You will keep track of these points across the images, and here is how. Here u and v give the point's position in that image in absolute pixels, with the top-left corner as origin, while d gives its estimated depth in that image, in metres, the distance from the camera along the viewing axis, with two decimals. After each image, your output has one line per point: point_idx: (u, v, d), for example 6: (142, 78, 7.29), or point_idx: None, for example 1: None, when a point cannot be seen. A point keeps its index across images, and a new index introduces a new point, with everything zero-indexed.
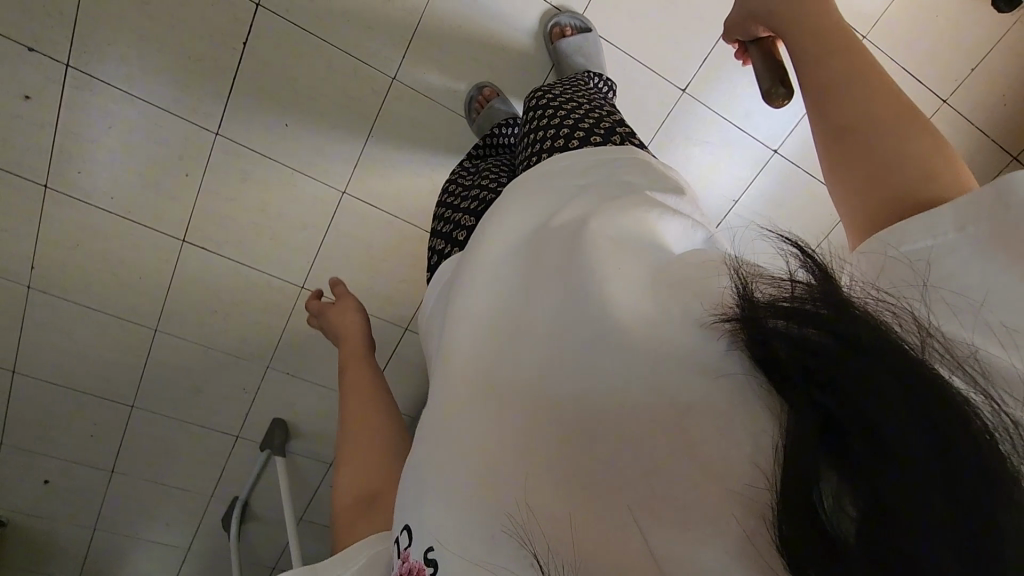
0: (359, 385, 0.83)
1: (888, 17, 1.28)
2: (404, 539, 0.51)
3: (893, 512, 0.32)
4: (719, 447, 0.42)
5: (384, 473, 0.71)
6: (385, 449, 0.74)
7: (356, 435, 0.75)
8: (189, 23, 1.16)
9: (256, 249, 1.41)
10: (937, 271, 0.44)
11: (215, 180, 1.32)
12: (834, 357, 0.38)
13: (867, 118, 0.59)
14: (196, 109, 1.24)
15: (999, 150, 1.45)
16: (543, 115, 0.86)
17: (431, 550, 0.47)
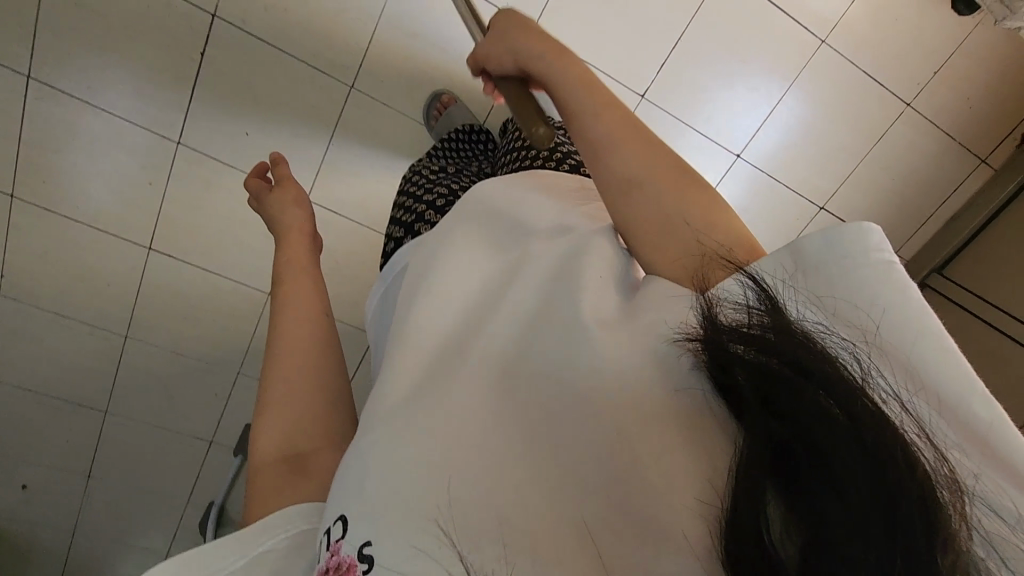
0: (301, 308, 0.69)
1: (848, 21, 1.28)
2: (335, 530, 0.44)
3: (836, 553, 0.29)
4: (688, 473, 0.38)
5: (322, 430, 0.61)
6: (323, 401, 0.63)
7: (292, 379, 0.64)
8: (147, 36, 1.18)
9: (222, 256, 1.42)
10: (834, 290, 0.39)
11: (179, 189, 1.33)
12: (788, 387, 0.35)
13: (631, 165, 0.54)
14: (157, 119, 1.25)
15: (966, 152, 1.45)
16: (537, 140, 0.90)
17: (366, 545, 0.41)
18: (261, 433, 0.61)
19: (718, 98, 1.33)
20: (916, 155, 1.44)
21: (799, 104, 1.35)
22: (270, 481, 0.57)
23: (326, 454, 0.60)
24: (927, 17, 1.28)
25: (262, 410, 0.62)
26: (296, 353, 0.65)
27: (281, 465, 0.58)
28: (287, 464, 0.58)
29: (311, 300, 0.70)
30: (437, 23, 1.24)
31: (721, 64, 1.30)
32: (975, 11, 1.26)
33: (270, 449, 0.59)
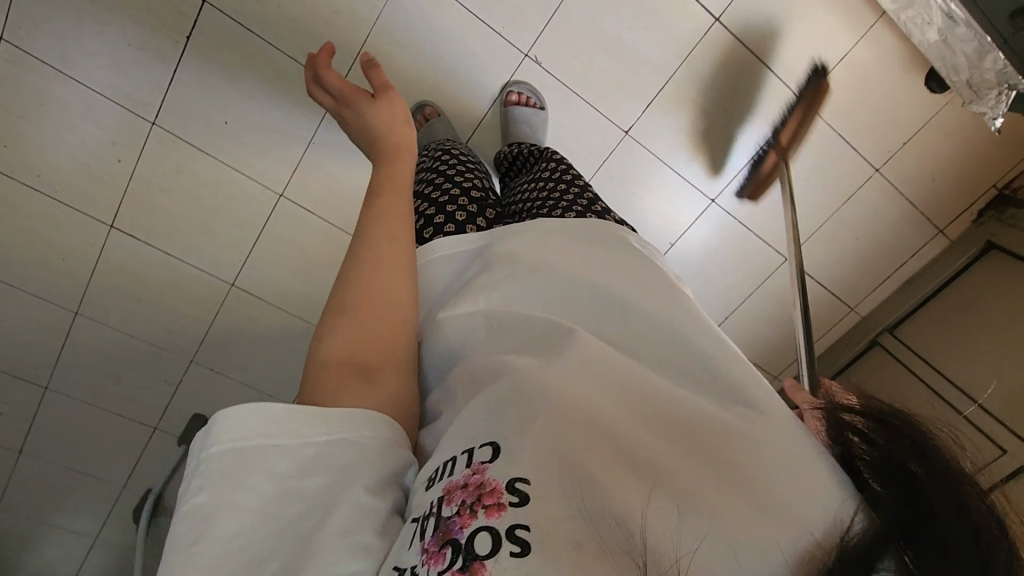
0: (389, 223, 0.68)
1: (828, 84, 1.32)
2: (481, 453, 0.47)
3: None
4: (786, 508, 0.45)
5: (395, 351, 0.60)
6: (403, 318, 0.62)
7: (372, 287, 0.62)
8: (133, 11, 1.15)
9: (188, 242, 1.38)
10: None
11: (149, 170, 1.29)
12: (905, 463, 0.45)
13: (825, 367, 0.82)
14: (133, 97, 1.21)
15: (925, 220, 1.51)
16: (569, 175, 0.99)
17: (519, 481, 0.43)
18: (332, 327, 0.59)
19: (699, 142, 1.37)
20: (878, 219, 1.50)
21: None
22: (339, 377, 0.55)
23: (393, 373, 0.58)
24: (903, 90, 1.34)
25: (334, 308, 0.60)
26: (396, 265, 0.64)
27: (347, 365, 0.56)
28: (354, 367, 0.56)
29: (402, 215, 0.69)
30: (432, 38, 1.22)
31: (704, 110, 1.33)
32: (946, 89, 1.31)
33: (341, 346, 0.57)
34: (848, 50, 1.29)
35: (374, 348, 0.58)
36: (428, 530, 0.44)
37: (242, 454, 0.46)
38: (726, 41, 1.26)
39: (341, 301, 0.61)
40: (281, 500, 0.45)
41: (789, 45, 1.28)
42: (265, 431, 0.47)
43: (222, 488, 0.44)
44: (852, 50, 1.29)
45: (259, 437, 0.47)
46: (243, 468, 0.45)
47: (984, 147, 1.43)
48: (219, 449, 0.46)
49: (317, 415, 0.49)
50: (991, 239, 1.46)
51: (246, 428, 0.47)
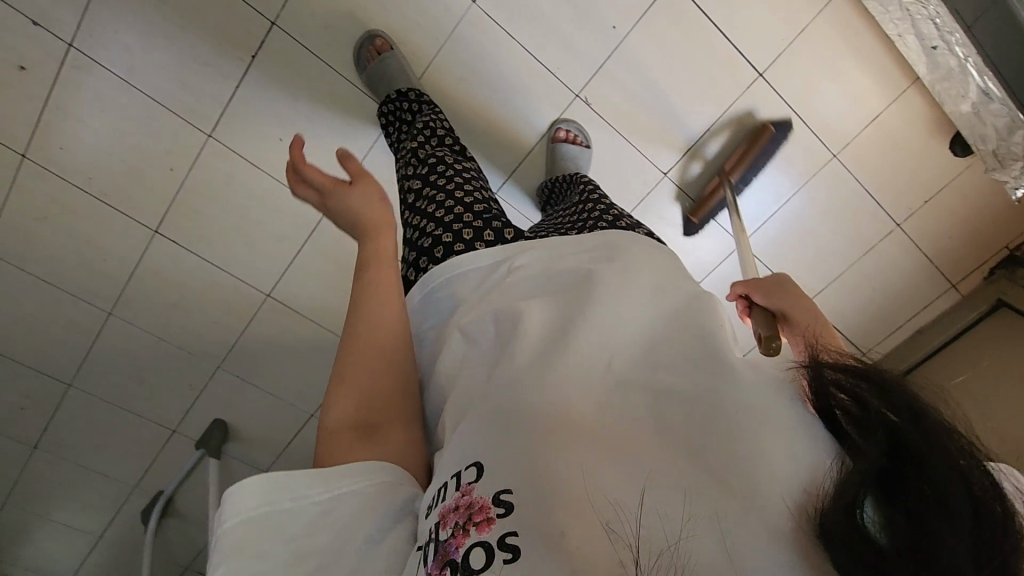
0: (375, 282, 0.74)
1: (858, 143, 1.38)
2: (467, 474, 0.49)
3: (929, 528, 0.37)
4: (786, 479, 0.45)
5: (387, 399, 0.67)
6: (389, 382, 0.68)
7: (365, 347, 0.69)
8: (201, 29, 1.17)
9: (229, 252, 1.40)
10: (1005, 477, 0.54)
11: (199, 181, 1.32)
12: (891, 407, 0.45)
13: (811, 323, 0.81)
14: (192, 111, 1.24)
15: (939, 273, 1.57)
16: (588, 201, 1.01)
17: (504, 492, 0.46)
18: (335, 395, 0.66)
19: (733, 188, 1.42)
20: (894, 271, 1.56)
21: (803, 206, 1.45)
22: (346, 443, 0.63)
23: (396, 426, 0.66)
24: (928, 152, 1.40)
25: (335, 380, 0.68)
26: (374, 331, 0.70)
27: (354, 431, 0.64)
28: (360, 434, 0.64)
29: (388, 280, 0.75)
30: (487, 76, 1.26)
31: (739, 159, 1.38)
32: (969, 153, 1.38)
33: (342, 413, 0.65)
34: (878, 111, 1.34)
35: (374, 406, 0.66)
36: (430, 554, 0.47)
37: (253, 524, 0.52)
38: (766, 98, 1.31)
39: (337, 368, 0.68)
40: (302, 544, 0.52)
41: (824, 103, 1.33)
42: (269, 501, 0.54)
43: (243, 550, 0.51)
44: (882, 112, 1.35)
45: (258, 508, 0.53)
46: (257, 533, 0.52)
47: (997, 209, 1.49)
48: (234, 519, 0.52)
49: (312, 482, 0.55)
50: (1001, 297, 1.52)
51: (247, 501, 0.53)
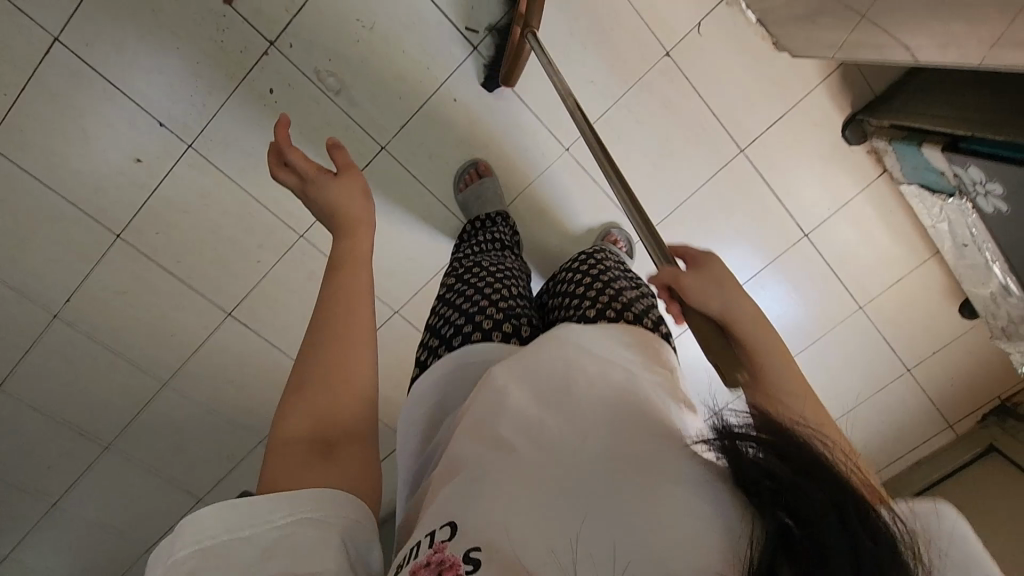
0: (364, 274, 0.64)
1: (881, 298, 1.53)
2: (441, 533, 0.43)
3: None
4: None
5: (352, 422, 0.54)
6: (357, 395, 0.55)
7: (333, 352, 0.57)
8: (313, 144, 1.25)
9: (296, 337, 1.46)
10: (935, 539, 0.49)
11: (282, 273, 1.38)
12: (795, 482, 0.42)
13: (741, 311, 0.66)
14: (290, 212, 1.32)
15: (938, 413, 1.73)
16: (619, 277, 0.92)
17: (474, 549, 0.41)
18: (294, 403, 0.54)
19: (768, 326, 1.55)
20: (900, 408, 1.71)
21: (827, 346, 1.60)
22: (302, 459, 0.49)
23: (363, 453, 0.53)
24: (941, 312, 1.55)
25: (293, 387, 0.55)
26: (335, 345, 0.57)
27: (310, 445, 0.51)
28: (317, 451, 0.51)
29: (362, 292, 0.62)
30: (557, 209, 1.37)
31: (776, 302, 1.52)
32: (975, 316, 1.54)
33: (296, 422, 0.52)
34: (902, 275, 1.49)
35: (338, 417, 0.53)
36: None
37: (210, 553, 0.41)
38: (808, 254, 1.46)
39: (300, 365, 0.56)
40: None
41: (856, 262, 1.48)
42: (229, 526, 0.43)
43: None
44: (904, 277, 1.50)
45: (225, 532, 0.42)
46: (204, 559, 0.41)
47: (994, 365, 1.65)
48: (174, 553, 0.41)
49: (271, 505, 0.45)
50: (994, 442, 1.63)
51: (208, 525, 0.43)
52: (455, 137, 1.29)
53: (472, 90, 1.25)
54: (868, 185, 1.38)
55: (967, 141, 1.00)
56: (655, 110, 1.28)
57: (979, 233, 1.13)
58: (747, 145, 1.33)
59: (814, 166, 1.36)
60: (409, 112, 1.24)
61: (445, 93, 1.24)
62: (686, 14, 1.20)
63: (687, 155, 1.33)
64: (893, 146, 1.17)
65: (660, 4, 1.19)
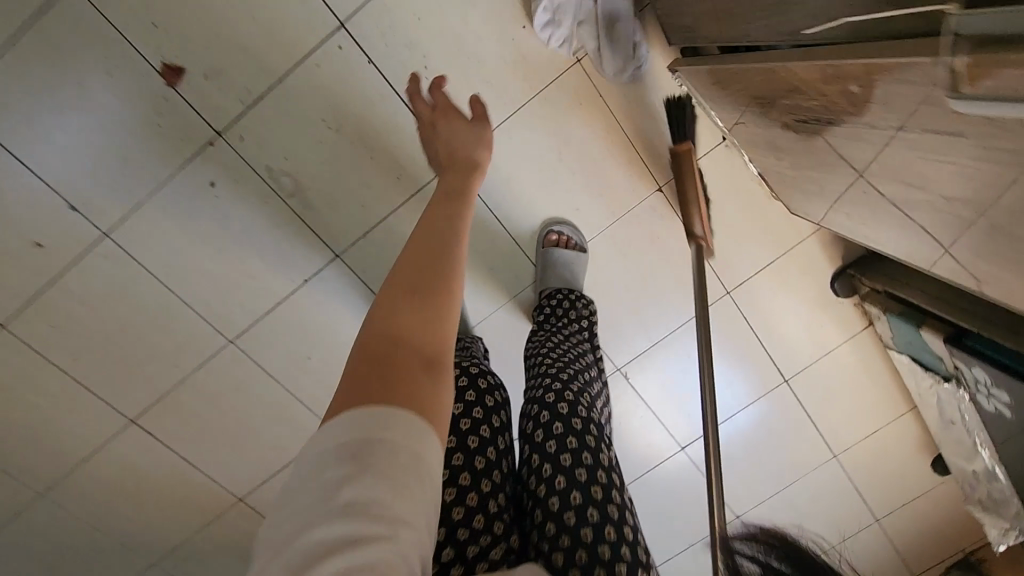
0: (463, 227, 0.61)
1: (854, 449, 1.45)
2: None
3: None
4: None
5: (425, 343, 0.48)
6: (438, 334, 0.49)
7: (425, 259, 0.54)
8: (255, 245, 1.08)
9: (212, 451, 1.24)
10: None
11: (203, 381, 1.18)
12: None
13: None
14: (219, 315, 1.13)
15: (901, 565, 1.64)
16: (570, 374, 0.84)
17: None
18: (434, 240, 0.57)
19: (737, 467, 1.46)
20: (863, 557, 1.62)
21: (797, 493, 1.50)
22: (398, 376, 0.44)
23: (441, 383, 0.47)
24: (913, 465, 1.48)
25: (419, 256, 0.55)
26: (417, 266, 0.53)
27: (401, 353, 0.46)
28: (382, 364, 0.45)
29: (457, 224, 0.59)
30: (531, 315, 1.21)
31: (749, 445, 1.43)
32: (948, 472, 1.47)
33: (400, 321, 0.49)
34: (876, 428, 1.42)
35: (437, 347, 0.49)
36: None
37: (315, 472, 0.39)
38: (786, 400, 1.37)
39: (410, 283, 0.52)
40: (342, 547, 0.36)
41: (832, 413, 1.40)
42: (336, 439, 0.40)
43: (294, 527, 0.37)
44: (877, 430, 1.43)
45: (336, 442, 0.40)
46: (304, 489, 0.39)
47: (961, 522, 1.57)
48: (342, 439, 0.40)
49: (367, 429, 0.40)
50: None
51: (330, 433, 0.41)
52: None
53: None
54: (853, 337, 1.31)
55: (971, 339, 0.93)
56: (641, 245, 1.17)
57: (972, 420, 1.06)
58: (733, 287, 1.24)
59: (799, 314, 1.28)
60: (371, 221, 1.10)
61: (414, 207, 1.10)
62: None
63: (670, 293, 1.22)
64: (886, 316, 1.11)
65: (658, 139, 1.09)
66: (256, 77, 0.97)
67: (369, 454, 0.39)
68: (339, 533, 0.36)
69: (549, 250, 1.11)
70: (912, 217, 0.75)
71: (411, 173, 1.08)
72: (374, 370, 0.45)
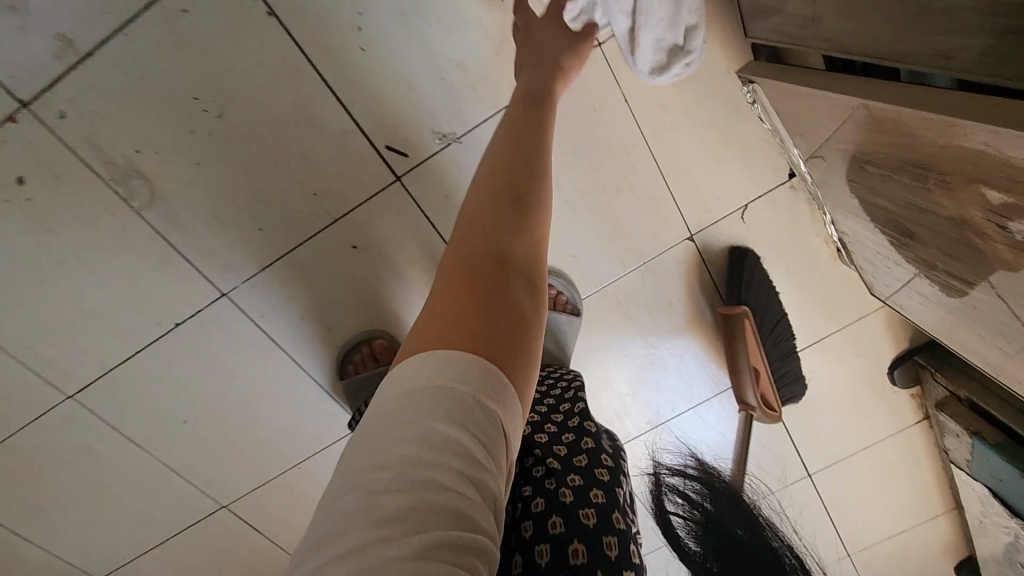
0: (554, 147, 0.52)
1: (872, 550, 1.20)
2: None
3: None
4: None
5: (526, 245, 0.42)
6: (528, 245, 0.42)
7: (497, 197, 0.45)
8: (98, 273, 0.73)
9: (55, 525, 0.92)
10: None
11: (35, 443, 0.84)
12: None
13: None
14: (52, 362, 0.78)
15: None
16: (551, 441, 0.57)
17: None
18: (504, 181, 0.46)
19: None
20: None
21: None
22: (490, 310, 0.37)
23: (526, 318, 0.38)
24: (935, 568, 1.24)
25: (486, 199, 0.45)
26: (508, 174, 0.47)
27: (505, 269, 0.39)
28: (455, 299, 0.37)
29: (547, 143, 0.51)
30: None
31: None
32: None
33: (481, 232, 0.42)
34: (903, 529, 1.17)
35: (533, 257, 0.42)
36: None
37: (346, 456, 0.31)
38: (806, 496, 1.10)
39: (488, 191, 0.45)
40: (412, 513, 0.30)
41: (854, 510, 1.14)
42: (395, 391, 0.33)
43: (352, 479, 0.29)
44: (905, 531, 1.18)
45: (430, 383, 0.32)
46: (356, 459, 0.30)
47: None
48: (385, 401, 0.33)
49: (442, 372, 0.32)
50: None
51: (415, 371, 0.33)
52: (347, 295, 0.80)
53: (386, 234, 0.77)
54: (901, 431, 1.04)
55: None
56: (656, 309, 0.85)
57: None
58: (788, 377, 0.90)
59: (841, 400, 1.00)
60: (277, 251, 0.75)
61: (341, 236, 0.76)
62: (731, 192, 0.78)
63: (686, 371, 0.91)
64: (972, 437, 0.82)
65: (699, 171, 0.76)
66: (87, 21, 0.60)
67: (479, 385, 0.32)
68: (415, 468, 0.29)
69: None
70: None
71: (339, 188, 0.73)
72: (472, 310, 0.36)
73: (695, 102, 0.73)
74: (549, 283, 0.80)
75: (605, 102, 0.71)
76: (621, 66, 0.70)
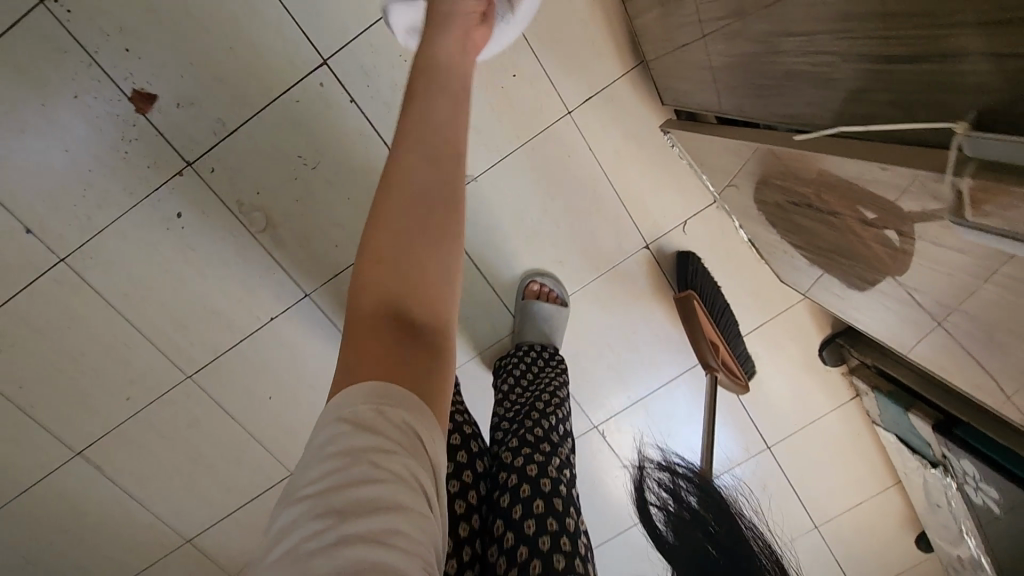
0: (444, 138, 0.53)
1: (836, 522, 1.38)
2: None
3: None
4: None
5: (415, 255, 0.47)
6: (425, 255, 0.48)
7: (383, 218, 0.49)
8: (221, 280, 1.03)
9: (161, 487, 1.18)
10: None
11: (157, 416, 1.11)
12: None
13: None
14: (179, 350, 1.07)
15: None
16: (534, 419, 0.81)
17: None
18: (394, 220, 0.48)
19: None
20: None
21: None
22: (390, 339, 0.44)
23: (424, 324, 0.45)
24: (897, 542, 1.41)
25: (378, 242, 0.47)
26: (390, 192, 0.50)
27: (399, 326, 0.44)
28: (372, 330, 0.44)
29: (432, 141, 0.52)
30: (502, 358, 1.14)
31: None
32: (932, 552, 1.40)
33: (378, 257, 0.47)
34: (860, 500, 1.36)
35: (428, 259, 0.48)
36: None
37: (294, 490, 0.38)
38: (768, 466, 1.32)
39: (377, 213, 0.49)
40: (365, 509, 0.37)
41: (813, 481, 1.34)
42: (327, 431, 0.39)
43: (294, 500, 0.36)
44: (861, 502, 1.37)
45: (345, 410, 0.39)
46: (303, 477, 0.37)
47: None
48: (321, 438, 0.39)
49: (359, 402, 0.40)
50: None
51: (338, 404, 0.40)
52: None
53: None
54: (840, 407, 1.27)
55: (962, 429, 0.87)
56: (627, 302, 1.13)
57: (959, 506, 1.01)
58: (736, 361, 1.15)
59: (785, 379, 1.24)
60: (344, 262, 1.05)
61: None
62: (672, 211, 1.07)
63: (653, 353, 1.18)
64: (874, 392, 1.06)
65: (647, 197, 1.06)
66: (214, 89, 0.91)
67: (385, 404, 0.39)
68: (347, 484, 0.36)
69: (528, 301, 1.06)
70: (908, 311, 0.70)
71: None
72: (381, 340, 0.44)
73: (639, 149, 1.03)
74: (540, 281, 1.08)
75: (575, 151, 1.02)
76: (585, 126, 1.01)
